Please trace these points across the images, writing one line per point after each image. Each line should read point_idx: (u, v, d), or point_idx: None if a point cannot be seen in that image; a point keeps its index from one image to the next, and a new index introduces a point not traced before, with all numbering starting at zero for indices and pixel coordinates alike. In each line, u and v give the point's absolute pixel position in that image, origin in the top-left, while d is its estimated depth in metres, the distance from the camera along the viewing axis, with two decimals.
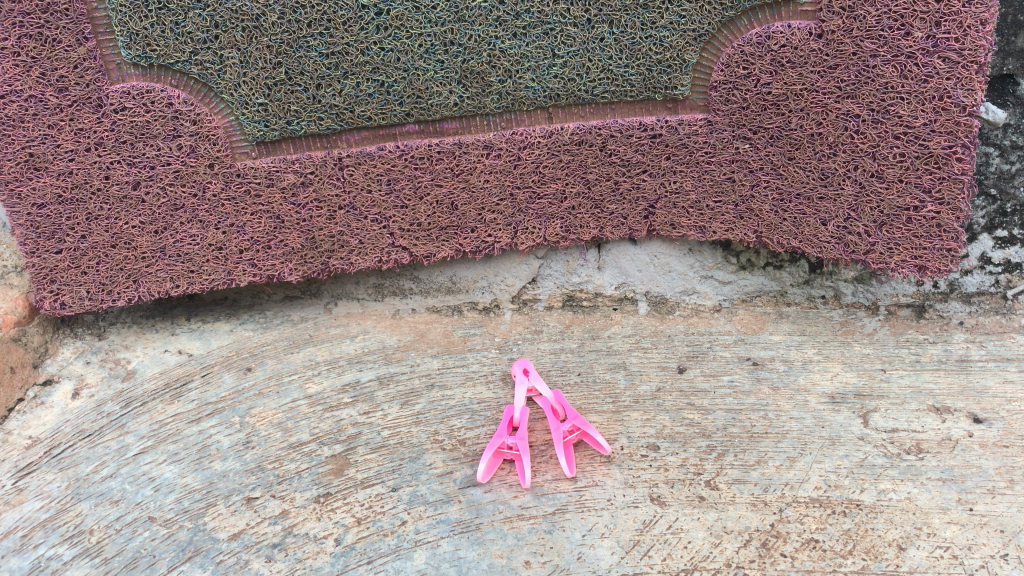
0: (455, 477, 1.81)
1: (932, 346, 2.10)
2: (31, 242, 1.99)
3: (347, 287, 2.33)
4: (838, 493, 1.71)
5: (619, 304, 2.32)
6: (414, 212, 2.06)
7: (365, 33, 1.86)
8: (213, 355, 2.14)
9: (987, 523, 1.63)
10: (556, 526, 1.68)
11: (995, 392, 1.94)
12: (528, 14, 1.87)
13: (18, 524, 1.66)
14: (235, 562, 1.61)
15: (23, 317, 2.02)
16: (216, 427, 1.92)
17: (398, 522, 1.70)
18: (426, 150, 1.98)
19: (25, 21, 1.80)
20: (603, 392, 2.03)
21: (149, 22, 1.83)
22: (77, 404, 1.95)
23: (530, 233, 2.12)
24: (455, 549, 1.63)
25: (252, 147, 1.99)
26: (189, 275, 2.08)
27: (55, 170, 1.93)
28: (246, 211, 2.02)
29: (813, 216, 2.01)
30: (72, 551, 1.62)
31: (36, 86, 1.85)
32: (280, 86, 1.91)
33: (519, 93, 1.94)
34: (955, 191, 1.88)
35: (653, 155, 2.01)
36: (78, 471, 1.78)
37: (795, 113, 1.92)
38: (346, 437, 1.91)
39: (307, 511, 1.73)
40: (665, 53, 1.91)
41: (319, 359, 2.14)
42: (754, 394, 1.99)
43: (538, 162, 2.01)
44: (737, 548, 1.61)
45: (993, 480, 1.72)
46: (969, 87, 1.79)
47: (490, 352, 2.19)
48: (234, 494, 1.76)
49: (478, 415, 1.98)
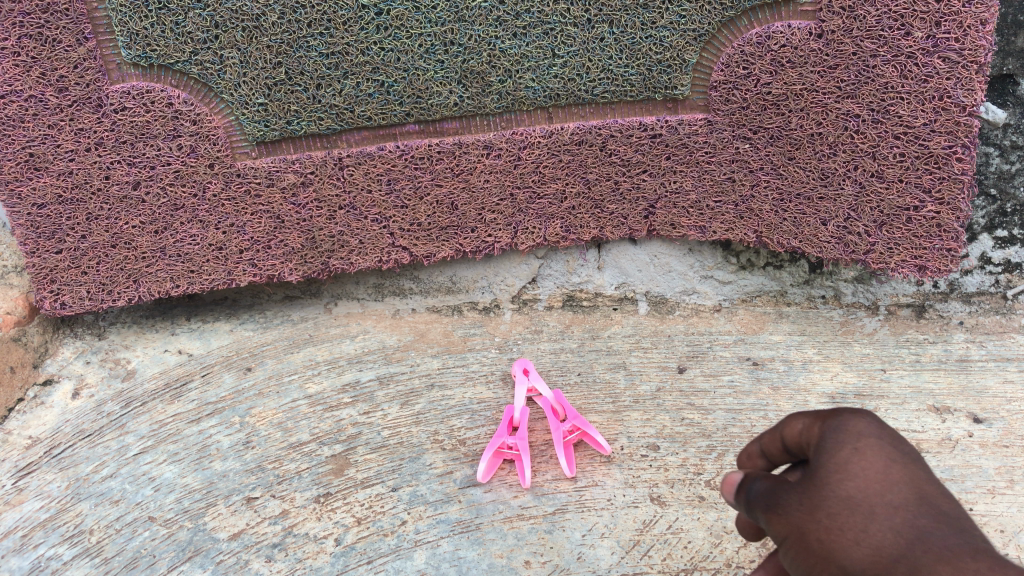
0: (455, 477, 1.83)
1: (932, 346, 2.10)
2: (30, 242, 1.99)
3: (347, 287, 2.27)
4: None
5: (619, 304, 2.29)
6: (414, 212, 2.06)
7: (365, 33, 1.86)
8: (213, 355, 2.12)
9: (987, 523, 1.69)
10: (556, 526, 1.70)
11: (995, 392, 1.96)
12: (528, 14, 1.87)
13: (18, 524, 1.68)
14: (234, 562, 1.66)
15: (23, 317, 2.00)
16: (216, 427, 1.93)
17: (398, 522, 1.73)
18: (426, 150, 1.98)
19: (25, 21, 1.80)
20: (603, 392, 2.03)
21: (149, 22, 1.83)
22: (77, 404, 1.95)
23: (530, 233, 2.11)
24: (455, 549, 1.67)
25: (252, 147, 1.99)
26: (189, 275, 2.08)
27: (55, 170, 1.93)
28: (246, 211, 2.02)
29: (812, 216, 2.01)
30: (72, 551, 1.65)
31: (36, 86, 1.86)
32: (281, 87, 1.91)
33: (519, 93, 1.94)
34: (954, 191, 1.88)
35: (653, 155, 2.01)
36: (78, 471, 1.80)
37: (795, 113, 1.92)
38: (346, 437, 1.92)
39: (307, 511, 1.76)
40: (666, 53, 1.91)
41: (319, 359, 2.13)
42: (754, 394, 1.99)
43: (538, 162, 2.01)
44: (737, 548, 1.64)
45: (993, 480, 1.76)
46: (969, 87, 1.79)
47: (490, 352, 2.18)
48: (234, 494, 1.78)
49: (478, 415, 1.98)
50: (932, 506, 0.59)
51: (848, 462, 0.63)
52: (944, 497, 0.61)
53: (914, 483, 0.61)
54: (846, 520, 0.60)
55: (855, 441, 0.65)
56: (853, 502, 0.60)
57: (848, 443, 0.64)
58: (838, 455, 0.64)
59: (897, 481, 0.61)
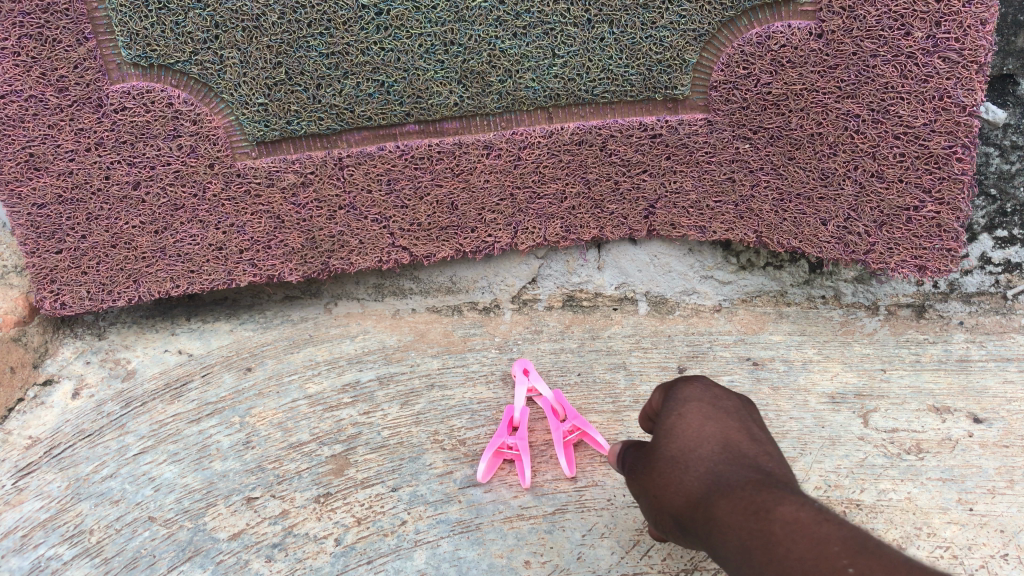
0: (455, 477, 1.83)
1: (932, 346, 2.09)
2: (31, 242, 1.99)
3: (347, 287, 2.26)
4: (839, 493, 1.77)
5: (619, 305, 2.28)
6: (414, 212, 2.06)
7: (365, 33, 1.86)
8: (213, 355, 2.11)
9: (987, 523, 1.69)
10: (556, 526, 1.71)
11: (995, 392, 1.96)
12: (528, 14, 1.87)
13: (18, 524, 1.69)
14: (235, 562, 1.67)
15: (23, 317, 2.00)
16: (216, 427, 1.93)
17: (398, 522, 1.74)
18: (426, 150, 1.98)
19: (25, 21, 1.80)
20: (603, 392, 2.05)
21: (149, 22, 1.83)
22: (77, 404, 1.95)
23: (530, 233, 2.11)
24: (455, 549, 1.68)
25: (252, 147, 1.99)
26: (189, 275, 2.08)
27: (55, 170, 1.93)
28: (246, 211, 2.02)
29: (813, 216, 2.01)
30: (72, 551, 1.66)
31: (36, 86, 1.86)
32: (281, 87, 1.91)
33: (519, 93, 1.94)
34: (955, 191, 1.88)
35: (653, 155, 2.01)
36: (78, 471, 1.80)
37: (795, 113, 1.92)
38: (346, 437, 1.92)
39: (307, 511, 1.76)
40: (666, 53, 1.91)
41: (319, 359, 2.12)
42: (754, 394, 2.01)
43: (538, 162, 2.01)
44: None
45: (993, 480, 1.77)
46: (969, 87, 1.79)
47: (490, 352, 2.17)
48: (234, 494, 1.78)
49: (478, 415, 1.98)
50: (728, 451, 1.01)
51: (672, 428, 1.09)
52: (744, 443, 1.04)
53: (718, 439, 1.03)
54: (675, 469, 1.03)
55: (676, 409, 1.13)
56: (677, 458, 1.03)
57: (678, 410, 1.11)
58: (670, 414, 1.12)
59: (706, 440, 1.03)
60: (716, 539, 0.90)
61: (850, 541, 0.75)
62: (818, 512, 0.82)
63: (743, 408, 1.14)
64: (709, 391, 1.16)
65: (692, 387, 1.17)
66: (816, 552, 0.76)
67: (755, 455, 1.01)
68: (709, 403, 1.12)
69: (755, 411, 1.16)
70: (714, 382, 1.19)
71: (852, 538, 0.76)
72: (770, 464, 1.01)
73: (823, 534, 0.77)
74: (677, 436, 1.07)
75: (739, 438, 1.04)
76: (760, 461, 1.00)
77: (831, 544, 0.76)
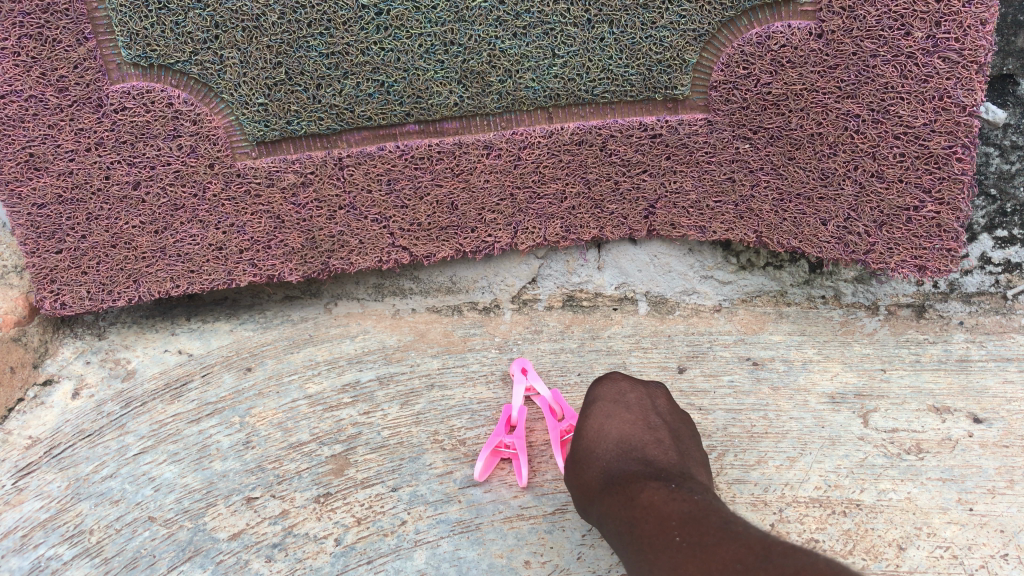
0: (455, 477, 1.83)
1: (932, 346, 2.09)
2: (31, 242, 1.99)
3: (347, 287, 2.26)
4: (838, 493, 1.77)
5: (619, 305, 2.28)
6: (414, 212, 2.06)
7: (365, 33, 1.86)
8: (213, 355, 2.11)
9: (987, 523, 1.69)
10: (556, 526, 1.71)
11: (995, 392, 1.96)
12: (528, 14, 1.87)
13: (18, 524, 1.69)
14: (234, 562, 1.66)
15: (23, 317, 2.00)
16: (216, 427, 1.93)
17: (398, 522, 1.74)
18: (426, 150, 1.98)
19: (25, 21, 1.80)
20: None
21: (149, 22, 1.83)
22: (77, 404, 1.95)
23: (530, 233, 2.11)
24: (455, 549, 1.68)
25: (253, 147, 1.99)
26: (189, 275, 2.07)
27: (55, 170, 1.93)
28: (246, 211, 2.02)
29: (813, 216, 2.01)
30: (72, 551, 1.66)
31: (36, 86, 1.86)
32: (281, 87, 1.91)
33: (519, 93, 1.94)
34: (955, 191, 1.88)
35: (653, 155, 2.01)
36: (78, 471, 1.80)
37: (795, 113, 1.92)
38: (346, 437, 1.92)
39: (307, 511, 1.76)
40: (666, 53, 1.91)
41: (319, 359, 2.12)
42: (754, 394, 2.01)
43: (538, 162, 2.01)
44: None
45: (993, 480, 1.77)
46: (969, 87, 1.79)
47: (490, 352, 2.17)
48: (234, 494, 1.78)
49: (478, 415, 1.98)
50: (619, 444, 1.34)
51: (582, 430, 1.44)
52: (634, 435, 1.35)
53: (614, 434, 1.37)
54: (584, 464, 1.35)
55: (586, 412, 1.48)
56: (585, 454, 1.37)
57: (587, 412, 1.47)
58: (583, 418, 1.47)
59: (603, 436, 1.37)
60: (606, 523, 1.21)
61: (683, 515, 1.06)
62: (669, 492, 1.14)
63: (643, 400, 1.49)
64: (616, 391, 1.52)
65: (604, 388, 1.54)
66: (660, 525, 1.06)
67: (641, 445, 1.32)
68: (612, 402, 1.47)
69: (653, 402, 1.50)
70: (620, 381, 1.56)
71: (686, 512, 1.07)
72: (654, 451, 1.31)
73: (668, 511, 1.08)
74: (585, 436, 1.41)
75: (631, 433, 1.36)
76: (645, 449, 1.31)
77: (669, 519, 1.06)
